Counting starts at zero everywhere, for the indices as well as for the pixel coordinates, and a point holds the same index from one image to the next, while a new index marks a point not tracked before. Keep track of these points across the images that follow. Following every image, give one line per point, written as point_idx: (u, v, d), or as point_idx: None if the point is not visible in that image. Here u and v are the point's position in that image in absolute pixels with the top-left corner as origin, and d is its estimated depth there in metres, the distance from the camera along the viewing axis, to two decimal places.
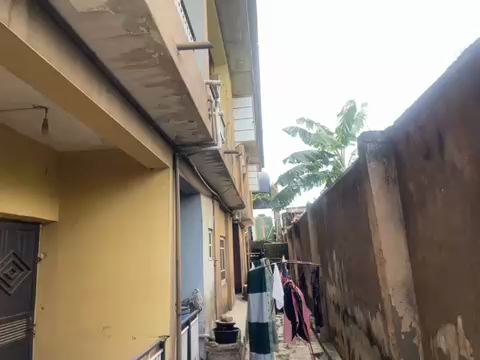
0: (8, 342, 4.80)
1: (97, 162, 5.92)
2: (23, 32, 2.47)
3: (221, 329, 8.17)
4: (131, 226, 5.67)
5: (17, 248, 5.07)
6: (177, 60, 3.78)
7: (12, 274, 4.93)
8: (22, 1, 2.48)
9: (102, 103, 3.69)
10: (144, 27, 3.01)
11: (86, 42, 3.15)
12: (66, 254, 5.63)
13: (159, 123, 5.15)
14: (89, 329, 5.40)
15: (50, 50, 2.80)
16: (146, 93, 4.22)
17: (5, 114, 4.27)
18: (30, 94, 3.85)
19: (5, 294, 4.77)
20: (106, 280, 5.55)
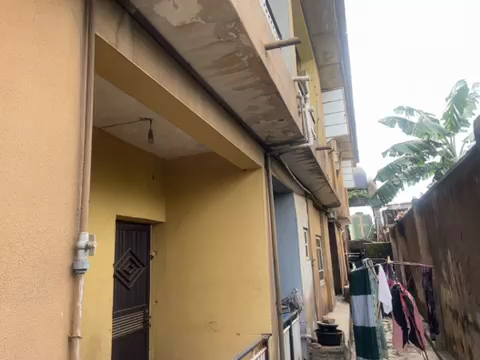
0: (129, 331, 5.39)
1: (196, 166, 6.30)
2: (128, 51, 2.74)
3: (323, 330, 7.98)
4: (231, 225, 5.88)
5: (133, 247, 5.66)
6: (266, 60, 3.79)
7: (130, 270, 5.53)
8: (126, 23, 2.76)
9: (198, 110, 3.89)
10: (233, 32, 3.09)
11: (180, 53, 3.36)
12: (174, 251, 6.10)
13: (250, 124, 5.25)
14: (197, 323, 5.77)
15: (151, 65, 3.06)
16: (237, 96, 4.33)
17: (117, 128, 4.82)
18: (137, 108, 4.28)
19: (125, 288, 5.37)
20: (210, 277, 5.86)
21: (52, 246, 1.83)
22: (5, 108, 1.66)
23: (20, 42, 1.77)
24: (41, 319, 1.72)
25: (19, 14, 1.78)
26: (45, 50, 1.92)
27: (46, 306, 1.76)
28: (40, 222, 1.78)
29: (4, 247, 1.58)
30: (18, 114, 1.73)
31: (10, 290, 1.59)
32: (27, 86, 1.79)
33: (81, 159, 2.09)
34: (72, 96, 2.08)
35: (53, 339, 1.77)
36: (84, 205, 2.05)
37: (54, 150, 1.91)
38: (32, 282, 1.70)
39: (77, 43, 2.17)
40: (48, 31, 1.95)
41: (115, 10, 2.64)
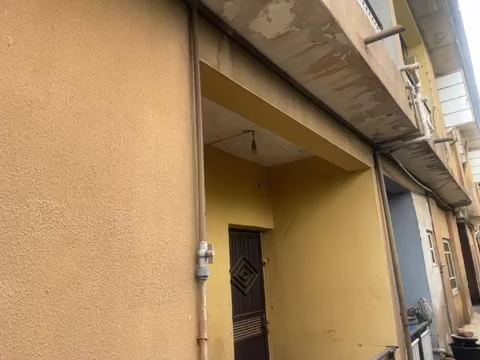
0: (248, 335, 5.61)
1: (300, 171, 6.27)
2: (228, 71, 2.92)
3: (460, 345, 7.01)
4: (343, 230, 5.68)
5: (245, 253, 5.89)
6: (366, 56, 3.60)
7: (244, 276, 5.76)
8: (225, 45, 2.95)
9: (298, 117, 3.90)
10: (329, 33, 3.03)
11: (277, 64, 3.43)
12: (287, 257, 6.12)
13: (355, 123, 5.01)
14: (315, 330, 5.70)
15: (250, 80, 3.20)
16: (338, 96, 4.20)
17: (224, 142, 5.14)
18: (240, 121, 4.50)
19: (241, 293, 5.62)
20: (324, 284, 5.74)
21: (177, 255, 2.05)
22: (133, 137, 1.95)
23: (141, 80, 2.07)
24: (173, 321, 1.94)
25: (138, 57, 2.08)
26: (160, 83, 2.19)
27: (176, 309, 1.98)
28: (167, 235, 2.01)
29: (139, 257, 1.84)
30: (143, 141, 2.00)
31: (147, 294, 1.84)
32: (148, 117, 2.07)
33: (195, 175, 2.30)
34: (184, 120, 2.32)
35: (184, 340, 1.97)
36: (202, 217, 2.24)
37: (173, 170, 2.15)
38: (164, 287, 1.93)
39: (185, 73, 2.42)
40: (161, 67, 2.23)
41: (215, 36, 2.85)
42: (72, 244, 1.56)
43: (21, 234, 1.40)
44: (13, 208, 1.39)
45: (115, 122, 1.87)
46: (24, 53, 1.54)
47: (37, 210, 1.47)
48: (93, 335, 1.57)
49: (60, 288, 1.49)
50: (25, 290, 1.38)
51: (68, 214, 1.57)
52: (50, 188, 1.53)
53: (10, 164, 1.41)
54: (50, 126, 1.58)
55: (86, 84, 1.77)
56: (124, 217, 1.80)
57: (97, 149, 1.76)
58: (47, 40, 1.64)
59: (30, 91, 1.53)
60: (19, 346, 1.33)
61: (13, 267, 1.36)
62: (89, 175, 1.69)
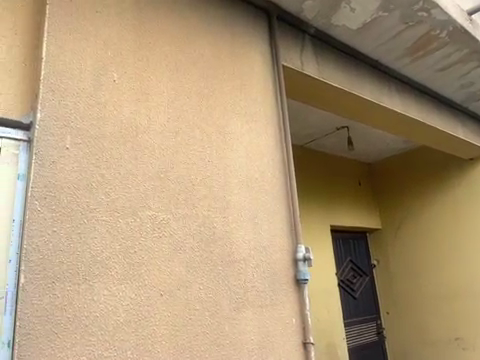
0: (363, 342, 5.29)
1: (406, 164, 5.74)
2: (313, 69, 2.86)
3: None
4: (465, 225, 5.03)
5: (352, 255, 5.59)
6: (474, 26, 3.15)
7: (353, 279, 5.48)
8: (308, 44, 2.91)
9: (396, 106, 3.59)
10: (423, 11, 2.74)
11: (366, 53, 3.24)
12: (398, 258, 5.62)
13: (468, 104, 4.39)
14: (439, 338, 5.14)
15: (339, 75, 3.08)
16: (442, 77, 3.75)
17: (317, 141, 5.03)
18: (332, 118, 4.35)
19: (351, 296, 5.36)
20: (446, 287, 5.14)
21: (276, 258, 2.08)
22: (225, 148, 2.06)
23: (228, 93, 2.18)
24: (277, 324, 1.97)
25: (223, 71, 2.21)
26: (246, 93, 2.28)
27: (280, 313, 2.00)
28: (264, 239, 2.06)
29: (240, 261, 1.92)
30: (234, 151, 2.10)
31: (250, 297, 1.90)
32: (237, 127, 2.16)
33: (287, 178, 2.30)
34: (272, 126, 2.35)
35: (290, 343, 1.98)
36: (297, 220, 2.23)
37: (264, 175, 2.20)
38: (266, 290, 1.98)
39: (270, 79, 2.46)
40: (246, 77, 2.31)
41: (297, 37, 2.84)
42: (178, 250, 1.72)
43: (136, 243, 1.61)
44: (128, 221, 1.62)
45: (207, 134, 2.01)
46: (126, 87, 1.80)
47: (148, 222, 1.67)
48: (204, 335, 1.69)
49: (172, 291, 1.66)
50: (143, 293, 1.58)
51: (173, 224, 1.74)
52: (156, 201, 1.73)
53: (122, 183, 1.66)
54: (152, 146, 1.79)
55: (180, 104, 1.96)
56: (222, 223, 1.91)
57: (194, 161, 1.91)
58: (144, 71, 1.88)
59: (134, 118, 1.78)
60: (142, 343, 1.52)
61: (132, 273, 1.58)
62: (188, 187, 1.85)
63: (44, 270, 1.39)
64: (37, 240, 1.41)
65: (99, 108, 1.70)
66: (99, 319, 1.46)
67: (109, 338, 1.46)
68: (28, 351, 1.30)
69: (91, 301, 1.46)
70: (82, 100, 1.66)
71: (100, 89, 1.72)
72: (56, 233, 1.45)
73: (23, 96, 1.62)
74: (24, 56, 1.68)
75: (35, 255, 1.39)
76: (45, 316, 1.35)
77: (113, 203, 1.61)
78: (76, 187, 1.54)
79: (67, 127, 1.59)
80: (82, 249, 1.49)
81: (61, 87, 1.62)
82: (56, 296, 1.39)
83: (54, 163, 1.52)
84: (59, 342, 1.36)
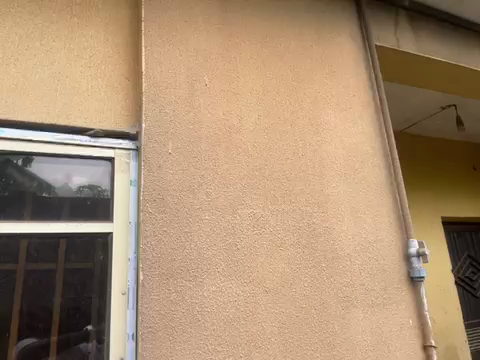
0: None
1: None
2: (411, 45, 2.59)
3: None
4: None
5: (470, 249, 4.92)
6: None
7: (473, 276, 4.82)
8: (403, 19, 2.65)
9: None
10: None
11: (474, 18, 2.83)
12: None
13: None
14: None
15: (442, 48, 2.73)
16: None
17: (419, 125, 4.56)
18: (435, 98, 3.90)
19: (472, 296, 4.72)
20: None
21: (384, 254, 1.92)
22: (319, 140, 1.98)
23: (317, 83, 2.10)
24: (391, 325, 1.81)
25: (311, 61, 2.13)
26: (336, 80, 2.16)
27: (393, 313, 1.84)
28: (369, 233, 1.92)
29: (344, 257, 1.82)
30: (329, 142, 2.00)
31: (358, 296, 1.79)
32: (330, 117, 2.06)
33: (390, 167, 2.12)
34: (368, 112, 2.19)
35: (407, 346, 1.81)
36: (405, 211, 2.03)
37: (364, 166, 2.05)
38: (375, 289, 1.84)
39: (361, 63, 2.29)
40: (335, 63, 2.20)
41: (389, 13, 2.61)
42: (279, 247, 1.70)
43: (238, 241, 1.64)
44: (229, 220, 1.66)
45: (299, 128, 1.95)
46: (217, 89, 1.86)
47: (248, 219, 1.69)
48: (312, 334, 1.64)
49: (277, 288, 1.64)
50: (248, 289, 1.60)
51: (272, 220, 1.73)
52: (254, 198, 1.74)
53: (221, 183, 1.71)
54: (246, 145, 1.81)
55: (270, 99, 1.94)
56: (322, 218, 1.84)
57: (288, 156, 1.88)
58: (233, 72, 1.92)
59: (227, 119, 1.83)
60: (251, 339, 1.54)
61: (237, 270, 1.61)
62: (284, 183, 1.82)
63: (158, 268, 1.50)
64: (151, 239, 1.52)
65: (195, 113, 1.78)
66: (210, 314, 1.51)
67: (220, 333, 1.50)
68: (151, 343, 1.40)
69: (202, 297, 1.52)
70: (179, 106, 1.76)
71: (194, 95, 1.81)
72: (166, 232, 1.55)
73: (129, 110, 1.80)
74: (127, 73, 1.86)
75: (150, 254, 1.50)
76: (163, 310, 1.45)
77: (214, 202, 1.67)
78: (180, 189, 1.63)
79: (168, 133, 1.70)
80: (190, 247, 1.57)
81: (160, 96, 1.74)
82: (171, 292, 1.49)
83: (160, 167, 1.63)
84: (177, 335, 1.44)
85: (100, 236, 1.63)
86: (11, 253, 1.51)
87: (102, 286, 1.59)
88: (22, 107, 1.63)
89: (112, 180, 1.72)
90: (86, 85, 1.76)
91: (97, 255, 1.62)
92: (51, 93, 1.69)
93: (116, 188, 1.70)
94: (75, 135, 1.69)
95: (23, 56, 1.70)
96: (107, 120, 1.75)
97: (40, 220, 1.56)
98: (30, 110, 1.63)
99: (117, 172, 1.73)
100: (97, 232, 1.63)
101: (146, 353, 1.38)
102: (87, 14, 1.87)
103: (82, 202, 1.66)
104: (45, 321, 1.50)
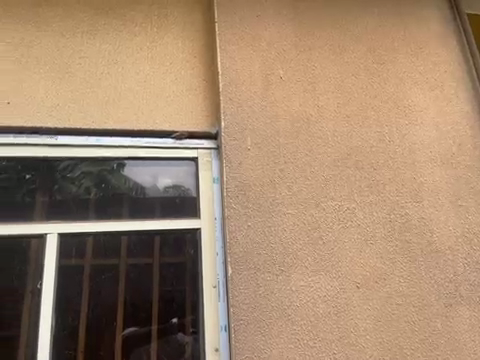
0: None
1: None
2: None
3: None
4: None
5: None
6: None
7: None
8: None
9: None
10: None
11: None
12: None
13: None
14: None
15: None
16: None
17: None
18: None
19: None
20: None
21: None
22: (406, 124, 1.83)
23: (401, 62, 1.94)
24: None
25: (393, 40, 1.98)
26: (423, 57, 1.98)
27: None
28: (472, 223, 1.72)
29: (444, 250, 1.66)
30: (418, 126, 1.84)
31: (463, 292, 1.62)
32: (418, 98, 1.89)
33: None
34: (464, 88, 1.96)
35: None
36: None
37: (462, 148, 1.84)
38: None
39: (452, 34, 2.06)
40: (421, 39, 2.01)
41: None
42: (369, 240, 1.62)
43: (324, 234, 1.60)
44: (313, 213, 1.63)
45: (383, 113, 1.84)
46: (293, 80, 1.83)
47: (333, 212, 1.64)
48: (412, 333, 1.53)
49: (369, 283, 1.56)
50: (338, 285, 1.55)
51: (359, 212, 1.65)
52: (338, 190, 1.67)
53: (302, 175, 1.68)
54: (326, 136, 1.75)
55: (349, 86, 1.86)
56: (415, 208, 1.70)
57: (372, 144, 1.77)
58: (307, 61, 1.87)
59: (304, 110, 1.79)
60: (346, 336, 1.49)
61: (324, 264, 1.57)
62: (370, 173, 1.72)
63: (245, 262, 1.53)
64: (236, 235, 1.56)
65: (271, 107, 1.78)
66: (300, 308, 1.50)
67: (312, 328, 1.48)
68: (243, 335, 1.44)
69: (290, 291, 1.51)
70: (255, 102, 1.77)
71: (269, 89, 1.80)
72: (250, 227, 1.58)
73: (208, 110, 1.87)
74: (204, 75, 1.93)
75: (236, 249, 1.54)
76: (253, 303, 1.48)
77: (296, 196, 1.65)
78: (261, 184, 1.64)
79: (247, 130, 1.72)
80: (275, 241, 1.57)
81: (237, 95, 1.77)
82: (259, 285, 1.51)
83: (240, 164, 1.66)
84: (268, 329, 1.46)
85: (189, 232, 1.72)
86: (113, 248, 1.66)
87: (194, 279, 1.67)
88: (114, 116, 1.78)
89: (197, 178, 1.79)
90: (168, 91, 1.87)
91: (188, 250, 1.71)
92: (138, 101, 1.82)
93: (202, 186, 1.77)
94: (162, 138, 1.81)
95: (112, 69, 1.86)
96: (189, 122, 1.84)
97: (136, 219, 1.70)
98: (121, 118, 1.78)
99: (201, 171, 1.80)
100: (186, 229, 1.72)
101: (238, 344, 1.42)
102: (164, 24, 1.98)
103: (172, 200, 1.77)
104: (146, 311, 1.63)
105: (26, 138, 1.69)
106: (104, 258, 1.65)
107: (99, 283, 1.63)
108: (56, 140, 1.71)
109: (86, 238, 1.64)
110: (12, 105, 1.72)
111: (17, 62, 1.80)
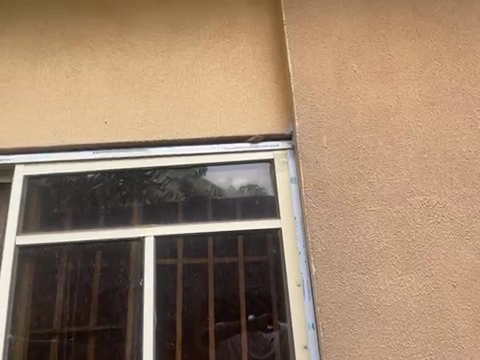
0: None
1: None
2: None
3: None
4: None
5: None
6: None
7: None
8: None
9: None
10: None
11: None
12: None
13: None
14: None
15: None
16: None
17: None
18: None
19: None
20: None
21: None
22: None
23: None
24: None
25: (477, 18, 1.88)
26: None
27: None
28: None
29: None
30: None
31: None
32: None
33: None
34: None
35: None
36: None
37: None
38: None
39: None
40: None
41: None
42: (466, 236, 1.54)
43: (412, 231, 1.55)
44: (399, 209, 1.58)
45: (473, 97, 1.75)
46: (368, 72, 1.81)
47: (421, 208, 1.58)
48: None
49: (467, 282, 1.49)
50: (431, 283, 1.49)
51: (452, 205, 1.58)
52: (426, 184, 1.61)
53: (385, 171, 1.64)
54: (409, 127, 1.70)
55: (431, 72, 1.79)
56: None
57: (462, 132, 1.69)
58: (384, 50, 1.83)
59: (383, 101, 1.75)
60: (442, 337, 1.43)
61: (414, 262, 1.51)
62: (461, 162, 1.64)
63: (329, 261, 1.53)
64: (318, 234, 1.56)
65: (347, 102, 1.76)
66: (391, 308, 1.47)
67: (405, 329, 1.44)
68: (332, 334, 1.44)
69: (379, 290, 1.49)
70: (330, 99, 1.76)
71: (344, 84, 1.79)
72: (332, 226, 1.57)
73: (281, 112, 1.91)
74: (276, 77, 1.98)
75: (319, 247, 1.55)
76: (340, 302, 1.48)
77: (379, 192, 1.61)
78: (341, 181, 1.63)
79: (323, 128, 1.72)
80: (358, 240, 1.55)
81: (310, 93, 1.78)
82: (345, 284, 1.50)
83: (317, 163, 1.66)
84: (357, 328, 1.45)
85: (270, 232, 1.78)
86: (201, 249, 1.79)
87: (278, 278, 1.73)
88: (195, 126, 1.90)
89: (275, 180, 1.85)
90: (242, 97, 1.95)
91: (270, 250, 1.77)
92: (215, 110, 1.93)
93: (280, 186, 1.82)
94: (239, 143, 1.89)
95: (190, 83, 1.99)
96: (264, 126, 1.90)
97: (220, 221, 1.81)
98: (201, 127, 1.90)
99: (278, 171, 1.85)
100: (267, 228, 1.78)
101: (328, 343, 1.43)
102: (235, 32, 2.07)
103: (251, 201, 1.84)
104: (235, 308, 1.72)
105: (121, 152, 1.88)
106: (194, 258, 1.77)
107: (191, 280, 1.75)
108: (147, 152, 1.88)
109: (177, 239, 1.78)
110: (108, 124, 1.90)
111: (110, 85, 1.98)
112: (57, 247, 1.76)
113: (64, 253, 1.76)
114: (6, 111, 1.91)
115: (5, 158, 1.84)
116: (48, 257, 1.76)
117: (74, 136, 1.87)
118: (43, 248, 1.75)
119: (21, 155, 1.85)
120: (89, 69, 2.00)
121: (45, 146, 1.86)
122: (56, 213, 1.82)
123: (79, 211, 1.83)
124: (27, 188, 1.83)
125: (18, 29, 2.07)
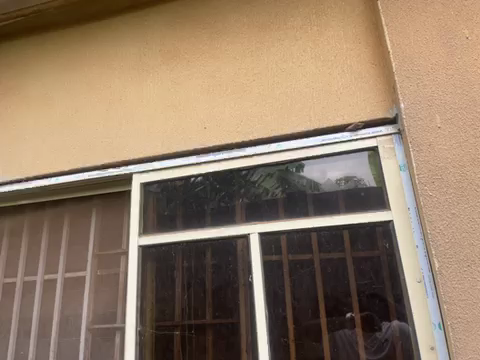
0: None
1: None
2: None
3: None
4: None
5: None
6: None
7: None
8: None
9: None
10: None
11: None
12: None
13: None
14: None
15: None
16: None
17: None
18: None
19: None
20: None
21: None
22: None
23: None
24: None
25: None
26: None
27: None
28: None
29: None
30: None
31: None
32: None
33: None
34: None
35: None
36: None
37: None
38: None
39: None
40: None
41: None
42: None
43: None
44: None
45: None
46: None
47: None
48: None
49: None
50: None
51: None
52: None
53: None
54: None
55: None
56: None
57: None
58: None
59: None
60: None
61: None
62: None
63: (455, 254, 1.36)
64: (439, 225, 1.40)
65: (460, 74, 1.57)
66: None
67: None
68: (464, 335, 1.28)
69: None
70: (438, 73, 1.59)
71: (455, 54, 1.60)
72: (455, 215, 1.40)
73: (381, 95, 1.78)
74: (373, 59, 1.85)
75: (441, 240, 1.39)
76: (471, 301, 1.31)
77: None
78: (461, 165, 1.46)
79: (434, 106, 1.55)
80: None
81: (414, 70, 1.62)
82: (476, 281, 1.33)
83: (431, 146, 1.50)
84: None
85: (380, 225, 1.67)
86: (306, 245, 1.75)
87: (393, 274, 1.61)
88: (290, 120, 1.88)
89: (381, 169, 1.72)
90: (336, 85, 1.87)
91: (382, 244, 1.65)
92: (309, 102, 1.88)
93: (387, 176, 1.69)
94: (337, 133, 1.81)
95: (281, 78, 1.97)
96: (363, 112, 1.78)
97: (323, 214, 1.75)
98: (297, 122, 1.86)
99: (384, 159, 1.72)
100: (377, 221, 1.66)
101: (460, 344, 1.28)
102: (323, 19, 1.99)
103: (356, 193, 1.75)
104: (347, 305, 1.67)
105: (222, 154, 1.94)
106: (300, 255, 1.75)
107: (299, 277, 1.75)
108: (245, 152, 1.91)
109: (281, 236, 1.77)
110: (207, 129, 1.99)
111: (206, 92, 2.08)
112: (172, 247, 1.90)
113: (178, 251, 1.90)
114: (120, 127, 2.13)
115: (123, 169, 2.04)
116: (166, 256, 1.91)
117: (179, 143, 2.00)
118: (162, 247, 1.90)
119: (135, 166, 2.03)
120: (186, 79, 2.13)
121: (154, 155, 2.02)
122: (169, 216, 1.98)
123: (188, 213, 1.97)
124: (143, 194, 2.00)
125: (124, 53, 2.30)
